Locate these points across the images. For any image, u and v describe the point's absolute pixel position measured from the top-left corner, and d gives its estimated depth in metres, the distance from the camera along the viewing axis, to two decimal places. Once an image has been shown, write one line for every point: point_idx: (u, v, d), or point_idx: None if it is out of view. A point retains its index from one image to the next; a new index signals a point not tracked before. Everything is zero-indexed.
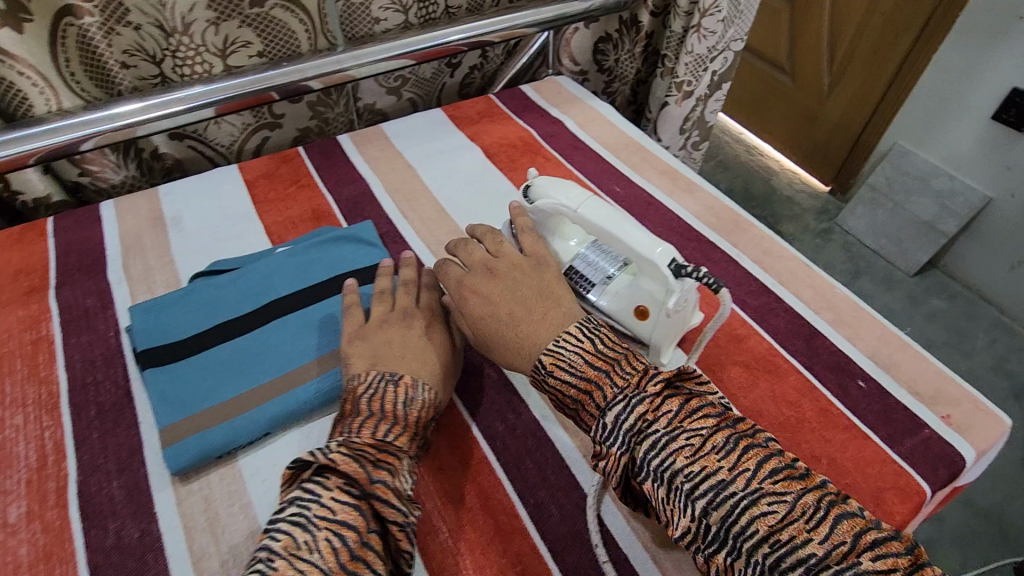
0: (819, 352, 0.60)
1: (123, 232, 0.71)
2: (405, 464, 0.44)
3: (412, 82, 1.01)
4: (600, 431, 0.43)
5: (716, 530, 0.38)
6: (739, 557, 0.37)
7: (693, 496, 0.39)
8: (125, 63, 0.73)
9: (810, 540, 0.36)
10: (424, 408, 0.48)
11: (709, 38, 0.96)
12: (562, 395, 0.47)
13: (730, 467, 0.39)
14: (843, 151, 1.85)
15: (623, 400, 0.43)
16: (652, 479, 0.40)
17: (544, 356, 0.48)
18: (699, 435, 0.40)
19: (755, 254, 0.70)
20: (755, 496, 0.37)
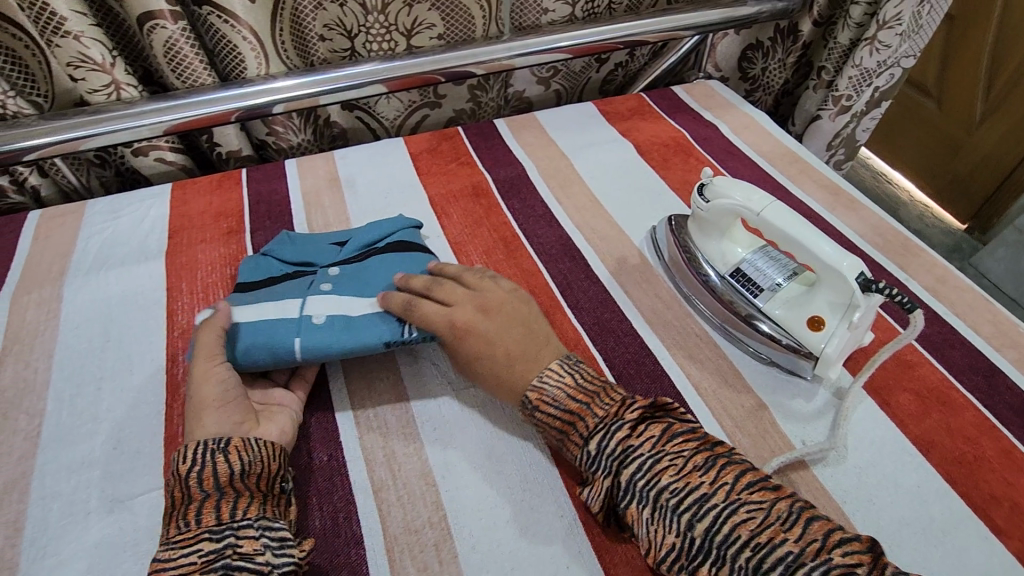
0: (1000, 391, 0.56)
1: (304, 189, 0.78)
2: (166, 552, 0.40)
3: (562, 74, 1.03)
4: (586, 459, 0.46)
5: (701, 541, 0.40)
6: (725, 565, 0.39)
7: (677, 509, 0.41)
8: (323, 36, 0.82)
9: (786, 539, 0.39)
10: (183, 476, 0.43)
11: (882, 52, 0.93)
12: (551, 429, 0.49)
13: (711, 481, 0.42)
14: (988, 187, 1.71)
15: (603, 428, 0.46)
16: (634, 500, 0.43)
17: (529, 390, 0.50)
18: (680, 457, 0.43)
19: (927, 281, 0.66)
20: (733, 506, 0.41)
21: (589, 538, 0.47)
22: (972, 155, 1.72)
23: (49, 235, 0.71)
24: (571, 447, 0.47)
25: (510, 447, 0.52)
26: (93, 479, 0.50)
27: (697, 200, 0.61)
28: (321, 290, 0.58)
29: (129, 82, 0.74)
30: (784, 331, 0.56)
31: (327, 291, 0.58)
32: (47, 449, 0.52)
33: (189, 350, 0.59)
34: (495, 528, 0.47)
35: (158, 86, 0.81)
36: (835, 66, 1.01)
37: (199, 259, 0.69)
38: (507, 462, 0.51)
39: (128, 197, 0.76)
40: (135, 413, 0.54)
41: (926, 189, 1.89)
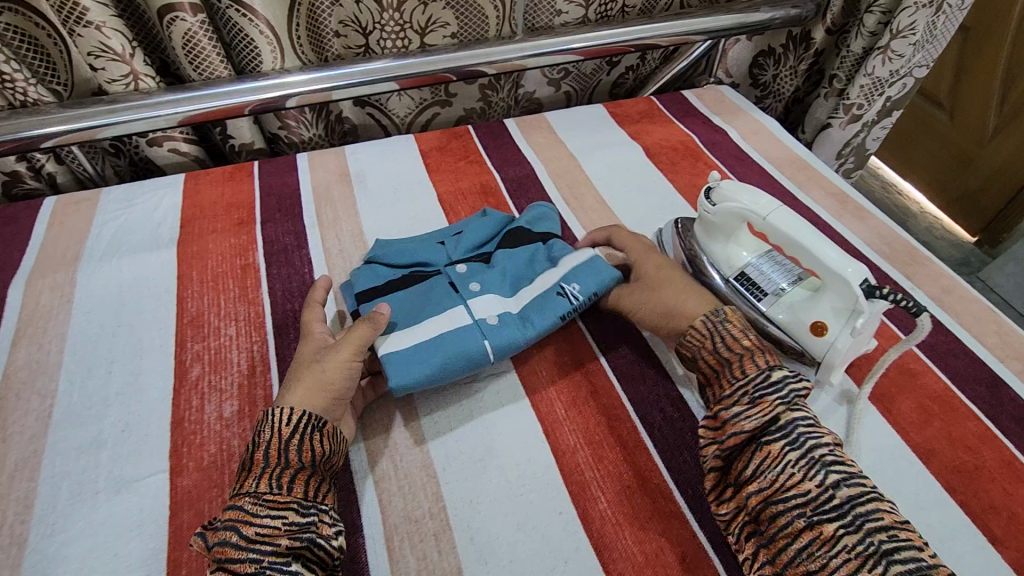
0: (1003, 402, 0.56)
1: (315, 183, 0.79)
2: (248, 509, 0.42)
3: (573, 75, 1.04)
4: (763, 382, 0.47)
5: (840, 504, 0.40)
6: (856, 532, 0.39)
7: (831, 470, 0.42)
8: (338, 33, 0.82)
9: (921, 545, 0.39)
10: (272, 435, 0.46)
11: (894, 62, 0.93)
12: (730, 344, 0.50)
13: (861, 468, 0.43)
14: (999, 202, 1.70)
15: (793, 372, 0.48)
16: (787, 439, 0.44)
17: (727, 309, 0.53)
18: (836, 435, 0.45)
19: (932, 290, 0.66)
20: (882, 497, 0.41)
21: (588, 537, 0.47)
22: (984, 168, 1.72)
23: (64, 221, 0.72)
24: (748, 364, 0.48)
25: (512, 442, 0.53)
26: (101, 460, 0.51)
27: (704, 203, 0.61)
28: (474, 292, 0.59)
29: (147, 72, 0.75)
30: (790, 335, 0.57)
31: (479, 291, 0.59)
32: (57, 429, 0.53)
33: (198, 337, 0.60)
34: (494, 520, 0.48)
35: (174, 77, 0.83)
36: (847, 74, 1.01)
37: (210, 248, 0.70)
38: (508, 456, 0.52)
39: (142, 186, 0.77)
40: (143, 396, 0.55)
41: (936, 201, 1.89)
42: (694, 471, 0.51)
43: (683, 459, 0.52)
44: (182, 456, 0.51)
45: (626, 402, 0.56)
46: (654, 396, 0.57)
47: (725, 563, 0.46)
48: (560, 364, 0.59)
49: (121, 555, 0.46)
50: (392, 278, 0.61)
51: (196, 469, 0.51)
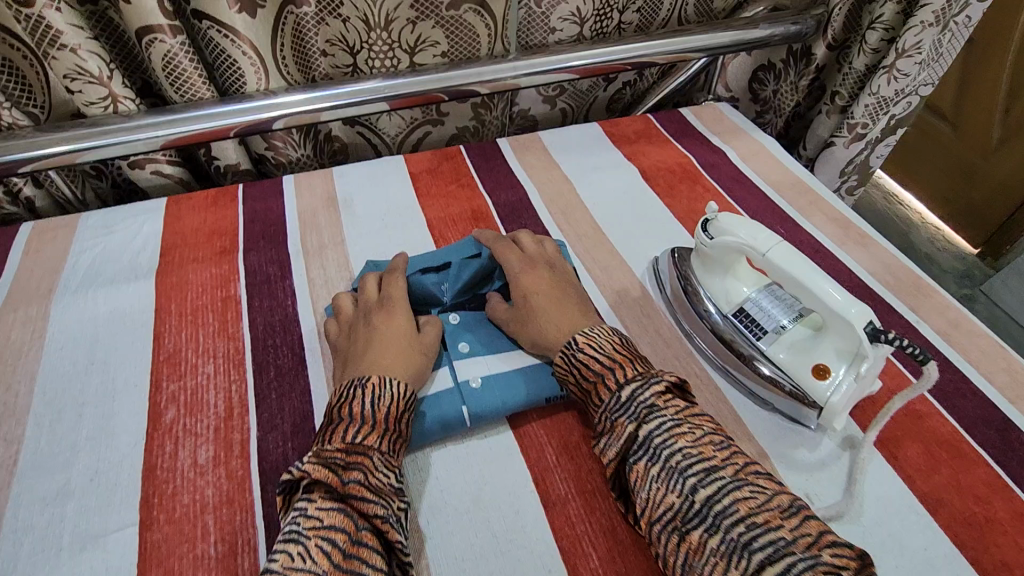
0: (1014, 447, 0.54)
1: (301, 208, 0.77)
2: (378, 462, 0.45)
3: (569, 92, 1.01)
4: (613, 406, 0.48)
5: (699, 507, 0.41)
6: (716, 533, 0.40)
7: (685, 473, 0.43)
8: (325, 51, 0.80)
9: (782, 526, 0.39)
10: (393, 402, 0.49)
11: (901, 80, 0.90)
12: (583, 375, 0.51)
13: (723, 457, 0.43)
14: (1003, 214, 1.68)
15: (641, 380, 0.48)
16: (646, 454, 0.45)
17: (578, 335, 0.53)
18: (700, 429, 0.45)
19: (939, 324, 0.64)
20: (739, 483, 0.41)
21: None
22: (986, 180, 1.70)
23: (39, 250, 0.70)
24: (600, 392, 0.49)
25: (499, 492, 0.50)
26: (68, 513, 0.48)
27: (701, 235, 0.59)
28: (462, 354, 0.58)
29: (126, 95, 0.73)
30: (785, 376, 0.54)
31: (468, 353, 0.58)
32: (23, 478, 0.50)
33: (174, 376, 0.58)
34: None
35: (156, 98, 0.80)
36: (850, 92, 0.99)
37: (191, 279, 0.67)
38: (494, 506, 0.49)
39: (123, 211, 0.75)
40: (114, 441, 0.53)
41: (938, 212, 1.87)
42: None
43: None
44: (153, 507, 0.49)
45: None
46: None
47: None
48: (552, 408, 0.56)
49: None
50: None
51: (167, 522, 0.48)
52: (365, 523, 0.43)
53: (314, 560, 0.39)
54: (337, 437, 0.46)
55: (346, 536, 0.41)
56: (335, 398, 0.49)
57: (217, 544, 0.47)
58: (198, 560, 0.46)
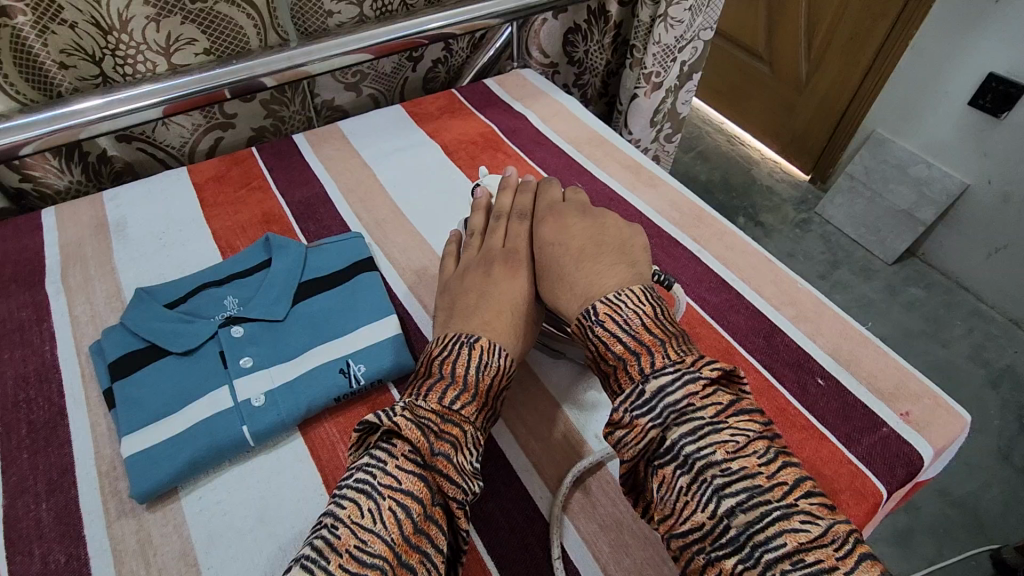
0: (779, 350, 0.59)
1: (63, 241, 0.68)
2: (468, 436, 0.44)
3: (372, 77, 0.98)
4: (635, 401, 0.43)
5: (736, 534, 0.36)
6: (753, 567, 0.35)
7: (721, 492, 0.37)
8: (63, 63, 0.71)
9: (837, 567, 0.34)
10: (498, 375, 0.48)
11: (676, 27, 0.96)
12: (603, 355, 0.47)
13: (769, 474, 0.38)
14: (820, 141, 1.86)
15: (674, 372, 0.42)
16: (675, 462, 0.40)
17: (600, 304, 0.48)
18: (745, 435, 0.39)
19: (717, 250, 0.69)
20: (788, 511, 0.36)
21: None
22: (805, 111, 1.87)
23: None
24: (622, 378, 0.45)
25: (285, 503, 0.48)
26: None
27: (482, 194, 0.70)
28: (243, 369, 0.54)
29: None
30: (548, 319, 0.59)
31: (252, 367, 0.54)
32: None
33: None
34: None
35: None
36: (643, 44, 1.03)
37: None
38: (279, 519, 0.47)
39: None
40: None
41: (773, 146, 2.03)
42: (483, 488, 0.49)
43: None
44: None
45: None
46: None
47: None
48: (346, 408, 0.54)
49: None
50: (159, 339, 0.56)
51: None
52: (440, 498, 0.41)
53: (384, 525, 0.38)
54: (430, 396, 0.44)
55: (422, 508, 0.39)
56: (438, 353, 0.48)
57: None
58: None
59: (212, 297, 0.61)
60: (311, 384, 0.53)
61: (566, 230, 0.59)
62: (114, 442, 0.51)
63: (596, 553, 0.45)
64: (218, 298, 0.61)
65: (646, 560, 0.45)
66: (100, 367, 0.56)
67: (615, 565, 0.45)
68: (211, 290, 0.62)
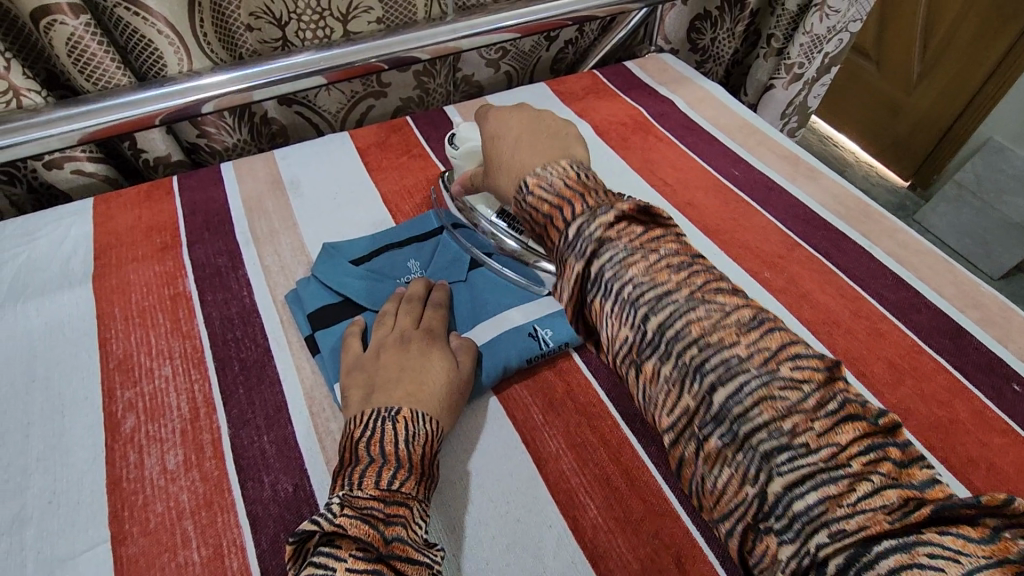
0: (967, 351, 0.57)
1: (245, 194, 0.72)
2: (415, 513, 0.41)
3: (512, 54, 0.99)
4: (567, 243, 0.43)
5: (717, 412, 0.35)
6: (733, 439, 0.34)
7: (701, 372, 0.36)
8: (250, 25, 0.76)
9: (810, 430, 0.32)
10: (426, 442, 0.45)
11: (832, 17, 0.93)
12: (534, 219, 0.47)
13: (749, 344, 0.36)
14: (927, 146, 1.76)
15: (587, 215, 0.43)
16: (655, 354, 0.38)
17: (527, 178, 0.47)
18: (719, 311, 0.38)
19: (889, 246, 0.67)
20: (766, 380, 0.34)
21: (581, 547, 0.45)
22: (912, 114, 1.78)
23: None
24: (551, 234, 0.45)
25: (490, 455, 0.50)
26: (27, 539, 0.45)
27: (449, 151, 0.68)
28: None
29: (29, 87, 0.66)
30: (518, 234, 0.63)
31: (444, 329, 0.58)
32: None
33: (128, 383, 0.54)
34: (482, 545, 0.45)
35: (65, 90, 0.74)
36: (785, 34, 1.01)
37: (132, 281, 0.62)
38: (487, 471, 0.49)
39: (45, 215, 0.69)
40: (69, 459, 0.49)
41: (870, 149, 1.96)
42: None
43: (669, 453, 0.50)
44: (124, 521, 0.46)
45: (605, 398, 0.54)
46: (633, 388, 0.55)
47: (723, 559, 0.45)
48: (536, 373, 0.56)
49: None
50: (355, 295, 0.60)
51: (141, 534, 0.45)
52: None
53: None
54: (362, 487, 0.41)
55: None
56: (358, 433, 0.45)
57: (201, 548, 0.45)
58: (182, 568, 0.44)
59: (394, 258, 0.64)
60: (502, 347, 0.56)
61: (501, 126, 0.55)
62: (320, 385, 0.55)
63: None
64: (399, 260, 0.64)
65: None
66: (299, 316, 0.59)
67: None
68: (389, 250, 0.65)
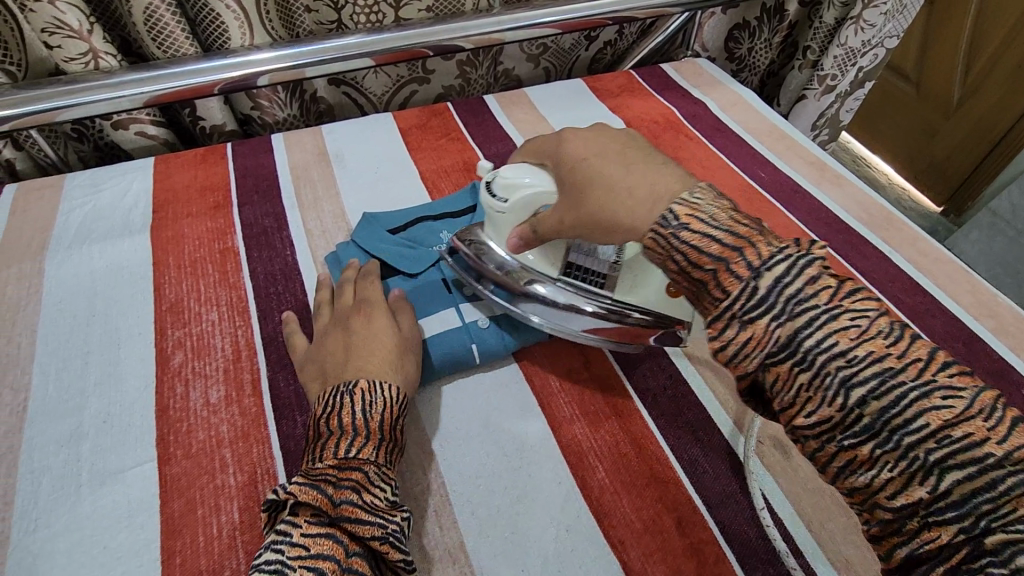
0: (979, 356, 0.59)
1: (292, 164, 0.77)
2: (370, 476, 0.43)
3: (552, 51, 1.02)
4: (744, 302, 0.35)
5: (869, 421, 0.32)
6: (894, 451, 0.31)
7: (850, 382, 0.32)
8: (309, 8, 0.82)
9: (988, 439, 0.30)
10: (386, 408, 0.47)
11: (866, 32, 0.95)
12: (694, 263, 0.38)
13: (900, 354, 0.32)
14: (963, 173, 1.74)
15: (787, 260, 0.35)
16: (793, 360, 0.34)
17: (676, 205, 0.40)
18: (865, 317, 0.34)
19: (909, 253, 0.69)
20: (924, 389, 0.31)
21: (588, 504, 0.48)
22: (949, 139, 1.76)
23: (26, 209, 0.69)
24: (723, 281, 0.37)
25: (507, 414, 0.53)
26: (83, 452, 0.49)
27: (490, 201, 0.54)
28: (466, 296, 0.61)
29: (107, 51, 0.72)
30: (601, 297, 0.55)
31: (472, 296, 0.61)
32: (34, 423, 0.51)
33: (178, 324, 0.58)
34: (493, 494, 0.48)
35: (137, 57, 0.80)
36: (820, 46, 1.03)
37: (186, 234, 0.67)
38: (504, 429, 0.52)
39: (110, 170, 0.74)
40: (123, 386, 0.53)
41: (903, 171, 1.94)
42: (686, 436, 0.52)
43: (678, 426, 0.53)
44: (169, 444, 0.50)
45: (621, 373, 0.57)
46: (647, 365, 0.58)
47: (721, 526, 0.47)
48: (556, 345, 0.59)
49: (110, 547, 0.44)
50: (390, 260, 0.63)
51: (184, 457, 0.49)
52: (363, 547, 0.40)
53: None
54: (325, 457, 0.43)
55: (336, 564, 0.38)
56: (321, 409, 0.47)
57: (237, 474, 0.48)
58: (219, 489, 0.47)
59: (429, 229, 0.68)
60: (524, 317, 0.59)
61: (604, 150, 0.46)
62: None
63: (799, 508, 0.48)
64: (435, 231, 0.67)
65: (848, 525, 0.47)
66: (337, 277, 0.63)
67: (819, 526, 0.47)
68: (425, 222, 0.69)
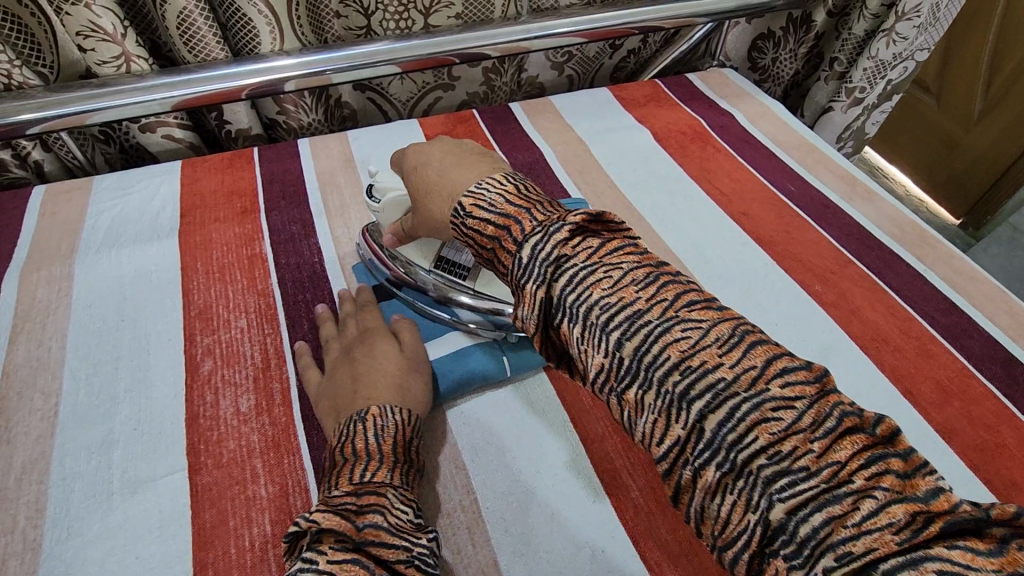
0: (1018, 379, 0.58)
1: (319, 170, 0.76)
2: (393, 497, 0.41)
3: (577, 59, 1.02)
4: (517, 268, 0.38)
5: (709, 437, 0.31)
6: (731, 471, 0.30)
7: (686, 399, 0.32)
8: (339, 13, 0.81)
9: (807, 452, 0.29)
10: (397, 432, 0.46)
11: (898, 44, 0.94)
12: (479, 244, 0.41)
13: (731, 364, 0.32)
14: (982, 186, 1.72)
15: (541, 231, 0.38)
16: (634, 382, 0.34)
17: (464, 197, 0.42)
18: (794, 408, 0.30)
19: (943, 271, 0.68)
20: (756, 401, 0.30)
21: (622, 524, 0.47)
22: (969, 150, 1.74)
23: (56, 211, 0.69)
24: (502, 258, 0.40)
25: (539, 430, 0.53)
26: (114, 460, 0.49)
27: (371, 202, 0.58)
28: None
29: (139, 54, 0.72)
30: (463, 287, 0.59)
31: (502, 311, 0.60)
32: (65, 429, 0.50)
33: (207, 331, 0.58)
34: (526, 512, 0.47)
35: (166, 60, 0.80)
36: (848, 58, 1.02)
37: (214, 239, 0.67)
38: (536, 444, 0.52)
39: (137, 173, 0.74)
40: (153, 393, 0.53)
41: (921, 183, 1.92)
42: None
43: None
44: (200, 453, 0.50)
45: None
46: None
47: None
48: None
49: (143, 557, 0.44)
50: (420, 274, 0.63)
51: (215, 467, 0.49)
52: (393, 568, 0.36)
53: None
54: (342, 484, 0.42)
55: None
56: (334, 443, 0.46)
57: (268, 485, 0.48)
58: (250, 501, 0.47)
59: None
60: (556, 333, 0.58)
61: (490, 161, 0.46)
62: None
63: None
64: None
65: None
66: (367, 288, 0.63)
67: None
68: None
